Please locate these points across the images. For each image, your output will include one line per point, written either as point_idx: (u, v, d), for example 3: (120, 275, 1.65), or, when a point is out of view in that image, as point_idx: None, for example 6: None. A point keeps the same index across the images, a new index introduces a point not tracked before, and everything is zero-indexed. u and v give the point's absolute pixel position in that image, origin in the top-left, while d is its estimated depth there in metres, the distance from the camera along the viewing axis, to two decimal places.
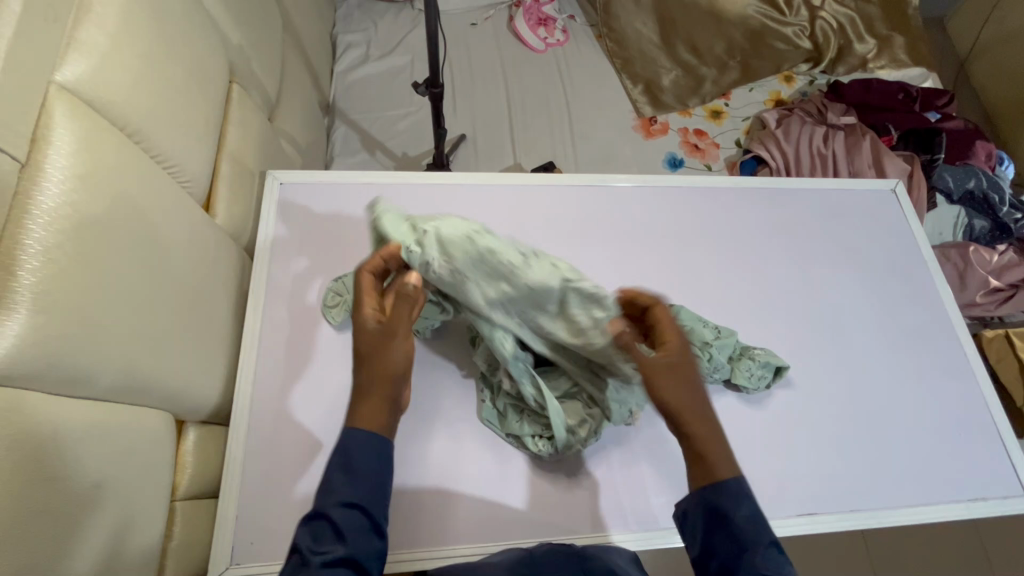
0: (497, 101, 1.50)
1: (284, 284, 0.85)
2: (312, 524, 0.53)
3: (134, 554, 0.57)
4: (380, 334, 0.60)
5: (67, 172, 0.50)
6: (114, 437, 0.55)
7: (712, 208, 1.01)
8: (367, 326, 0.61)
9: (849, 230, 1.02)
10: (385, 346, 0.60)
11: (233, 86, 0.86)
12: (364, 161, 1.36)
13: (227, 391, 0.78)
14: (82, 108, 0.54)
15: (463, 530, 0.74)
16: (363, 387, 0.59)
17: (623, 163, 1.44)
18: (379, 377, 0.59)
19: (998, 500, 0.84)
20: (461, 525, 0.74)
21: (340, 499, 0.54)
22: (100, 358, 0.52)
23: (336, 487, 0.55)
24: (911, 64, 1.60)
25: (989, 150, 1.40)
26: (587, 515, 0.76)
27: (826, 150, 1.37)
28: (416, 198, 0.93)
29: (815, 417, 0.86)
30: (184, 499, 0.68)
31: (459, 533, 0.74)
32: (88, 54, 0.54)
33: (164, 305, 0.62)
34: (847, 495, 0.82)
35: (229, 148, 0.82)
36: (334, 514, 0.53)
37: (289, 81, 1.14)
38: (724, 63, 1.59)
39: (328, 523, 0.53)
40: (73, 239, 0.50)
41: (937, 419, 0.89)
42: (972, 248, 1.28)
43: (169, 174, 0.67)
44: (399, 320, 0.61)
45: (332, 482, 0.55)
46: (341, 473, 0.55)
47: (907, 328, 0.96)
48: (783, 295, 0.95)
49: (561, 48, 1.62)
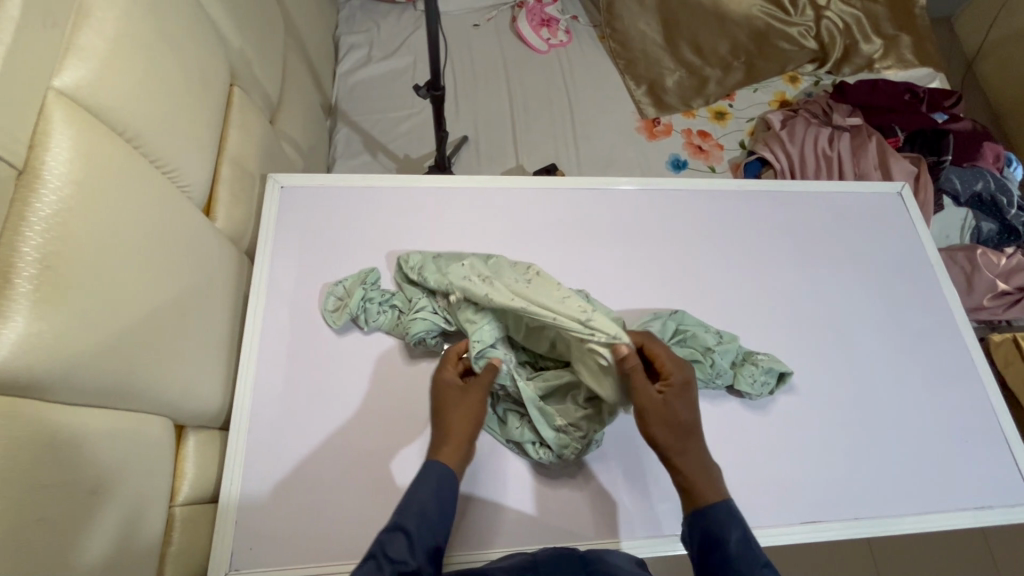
0: (499, 103, 1.50)
1: (285, 287, 0.84)
2: (388, 535, 0.60)
3: (133, 560, 0.57)
4: (463, 392, 0.72)
5: (64, 178, 0.50)
6: (111, 443, 0.54)
7: (715, 211, 1.00)
8: (449, 386, 0.73)
9: (854, 233, 1.01)
10: (464, 397, 0.72)
11: (234, 90, 0.86)
12: (366, 163, 1.36)
13: (227, 395, 0.78)
14: (80, 112, 0.53)
15: (470, 535, 0.74)
16: (449, 431, 0.70)
17: (626, 164, 1.44)
18: (461, 424, 0.70)
19: (1006, 508, 0.83)
20: (467, 531, 0.74)
21: (417, 520, 0.62)
22: (98, 364, 0.52)
23: (411, 508, 0.63)
24: (918, 64, 1.58)
25: (997, 152, 1.38)
26: (592, 521, 0.76)
27: (831, 152, 1.36)
28: (417, 201, 0.93)
29: (820, 423, 0.85)
30: (184, 504, 0.68)
31: (466, 538, 0.73)
32: (87, 59, 0.54)
33: (163, 311, 0.62)
34: (852, 502, 0.81)
35: (230, 152, 0.82)
36: (410, 530, 0.61)
37: (291, 84, 1.14)
38: (729, 64, 1.58)
39: (404, 539, 0.60)
40: (69, 245, 0.50)
41: (943, 424, 0.88)
42: (979, 251, 1.26)
43: (170, 179, 0.67)
44: (480, 382, 0.72)
45: (409, 502, 0.63)
46: (427, 496, 0.64)
47: (913, 333, 0.95)
48: (787, 298, 0.94)
49: (564, 49, 1.61)
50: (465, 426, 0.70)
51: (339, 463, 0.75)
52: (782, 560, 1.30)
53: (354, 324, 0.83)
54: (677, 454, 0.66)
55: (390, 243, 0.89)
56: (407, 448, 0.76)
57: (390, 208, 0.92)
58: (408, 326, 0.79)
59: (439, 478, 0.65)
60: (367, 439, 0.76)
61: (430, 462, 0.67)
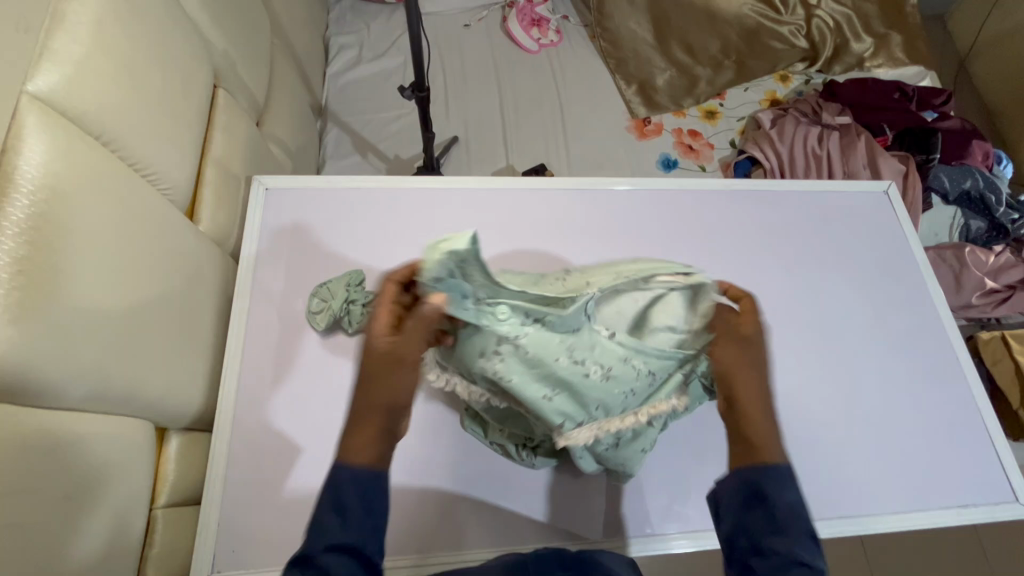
0: (490, 103, 1.50)
1: (270, 289, 0.84)
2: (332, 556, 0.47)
3: (111, 562, 0.57)
4: (387, 363, 0.51)
5: (35, 183, 0.50)
6: (88, 449, 0.54)
7: (701, 210, 1.00)
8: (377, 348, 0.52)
9: (840, 232, 1.02)
10: (393, 371, 0.51)
11: (217, 92, 0.86)
12: (356, 163, 1.36)
13: (211, 397, 0.78)
14: (55, 117, 0.54)
15: (457, 536, 0.74)
16: (358, 414, 0.52)
17: (616, 164, 1.44)
18: (378, 407, 0.51)
19: (989, 505, 0.83)
20: (454, 532, 0.74)
21: (364, 532, 0.49)
22: (74, 368, 0.52)
23: (350, 513, 0.49)
24: (909, 63, 1.58)
25: (987, 150, 1.38)
26: (579, 520, 0.76)
27: (820, 151, 1.36)
28: (403, 202, 0.93)
29: (805, 422, 0.86)
30: (166, 506, 0.68)
31: (454, 538, 0.74)
32: (61, 64, 0.54)
33: (142, 313, 0.62)
34: (836, 501, 0.81)
35: (214, 154, 0.82)
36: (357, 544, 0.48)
37: (279, 85, 1.14)
38: (719, 63, 1.58)
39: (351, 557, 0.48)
40: (42, 249, 0.50)
41: (927, 423, 0.88)
42: (967, 249, 1.26)
43: (148, 181, 0.67)
44: (411, 348, 0.51)
45: (345, 505, 0.49)
46: (368, 508, 0.50)
47: (899, 332, 0.95)
48: (773, 298, 0.94)
49: (555, 48, 1.61)
50: (378, 411, 0.51)
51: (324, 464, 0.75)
52: None
53: (337, 326, 0.83)
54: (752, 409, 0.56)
55: (376, 244, 0.90)
56: None
57: (376, 209, 0.92)
58: None
59: (358, 478, 0.50)
60: None
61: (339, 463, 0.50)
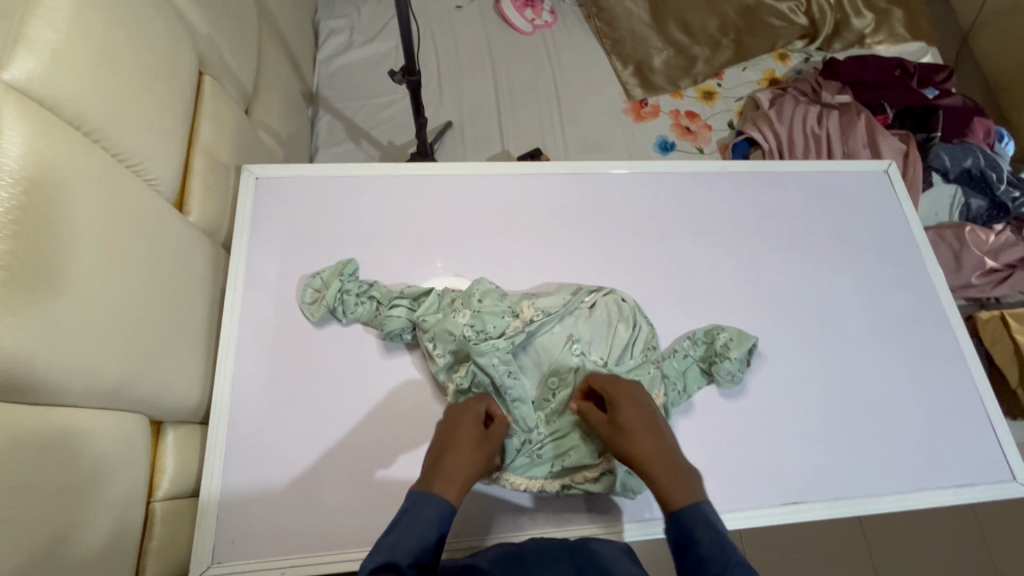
0: (484, 87, 1.47)
1: (263, 279, 0.84)
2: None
3: (109, 556, 0.57)
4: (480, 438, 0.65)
5: (15, 175, 0.49)
6: (82, 443, 0.54)
7: (699, 193, 0.98)
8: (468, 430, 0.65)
9: (839, 213, 1.00)
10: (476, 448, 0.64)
11: (203, 79, 0.84)
12: (349, 151, 1.34)
13: (206, 389, 0.77)
14: (31, 106, 0.52)
15: (458, 526, 0.74)
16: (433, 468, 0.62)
17: (613, 147, 1.42)
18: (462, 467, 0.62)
19: (987, 484, 0.83)
20: (455, 522, 0.74)
21: (412, 559, 0.53)
22: (65, 362, 0.52)
23: (406, 544, 0.54)
24: (910, 39, 1.56)
25: (988, 127, 1.37)
26: (581, 508, 0.77)
27: (819, 130, 1.35)
28: (396, 189, 0.92)
29: (804, 405, 0.85)
30: (166, 499, 0.68)
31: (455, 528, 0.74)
32: (37, 51, 0.53)
33: (133, 306, 0.62)
34: (834, 483, 0.81)
35: (202, 143, 0.80)
36: (404, 569, 0.52)
37: (268, 71, 1.11)
38: (717, 42, 1.55)
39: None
40: (26, 242, 0.49)
41: (926, 403, 0.88)
42: (968, 228, 1.25)
43: (135, 173, 0.66)
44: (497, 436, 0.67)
45: (404, 537, 0.54)
46: (428, 543, 0.55)
47: (897, 314, 0.94)
48: (771, 281, 0.94)
49: (549, 30, 1.58)
50: (469, 470, 0.62)
51: (322, 454, 0.75)
52: (773, 540, 1.31)
53: (332, 316, 0.82)
54: (653, 468, 0.64)
55: (370, 233, 0.88)
56: (391, 437, 0.77)
57: (369, 197, 0.91)
58: (384, 322, 0.79)
59: (439, 514, 0.57)
60: (350, 430, 0.77)
61: (434, 497, 0.58)
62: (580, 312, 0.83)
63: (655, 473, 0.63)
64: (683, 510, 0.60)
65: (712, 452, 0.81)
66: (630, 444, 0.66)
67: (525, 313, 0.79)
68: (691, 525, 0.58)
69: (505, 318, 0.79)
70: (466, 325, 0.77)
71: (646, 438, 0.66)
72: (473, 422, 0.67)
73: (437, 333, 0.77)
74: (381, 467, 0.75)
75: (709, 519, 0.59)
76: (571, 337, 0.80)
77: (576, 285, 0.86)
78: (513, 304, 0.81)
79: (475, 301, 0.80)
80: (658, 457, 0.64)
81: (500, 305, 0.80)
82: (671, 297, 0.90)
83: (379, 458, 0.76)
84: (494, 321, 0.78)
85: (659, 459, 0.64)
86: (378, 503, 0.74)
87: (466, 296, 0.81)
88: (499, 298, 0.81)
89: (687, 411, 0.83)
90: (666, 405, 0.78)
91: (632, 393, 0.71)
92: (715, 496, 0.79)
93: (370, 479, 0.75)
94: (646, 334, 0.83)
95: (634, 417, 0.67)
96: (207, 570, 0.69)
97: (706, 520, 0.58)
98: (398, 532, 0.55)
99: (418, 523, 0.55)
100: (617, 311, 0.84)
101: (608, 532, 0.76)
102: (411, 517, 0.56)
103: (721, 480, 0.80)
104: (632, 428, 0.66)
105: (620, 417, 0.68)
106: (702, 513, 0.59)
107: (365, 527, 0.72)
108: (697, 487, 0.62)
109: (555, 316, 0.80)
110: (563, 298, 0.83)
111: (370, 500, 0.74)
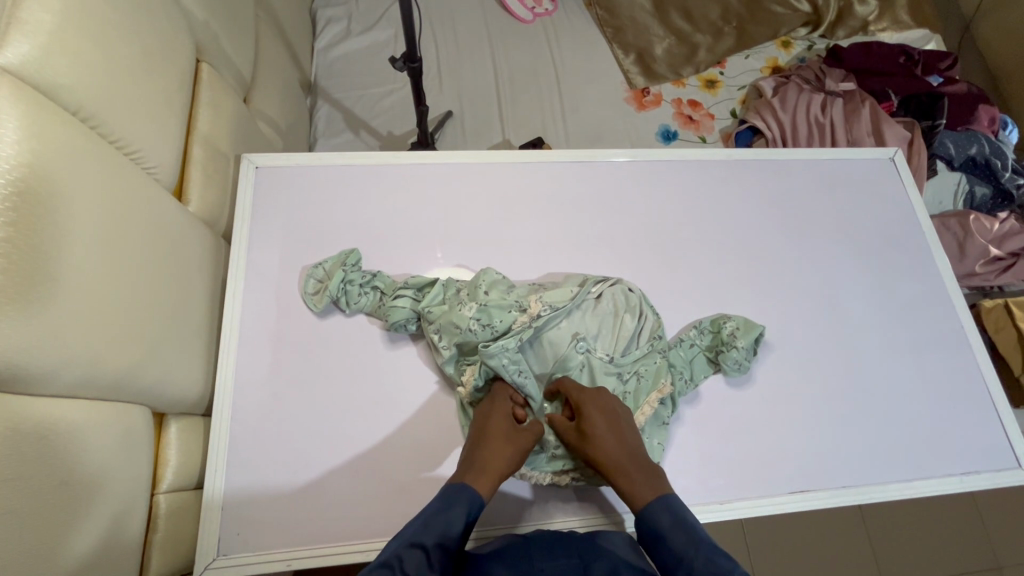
0: (484, 76, 1.45)
1: (265, 270, 0.83)
2: (410, 551, 0.52)
3: (113, 549, 0.56)
4: (513, 432, 0.68)
5: (13, 161, 0.48)
6: (84, 435, 0.53)
7: (704, 181, 0.97)
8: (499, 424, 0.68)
9: (845, 201, 1.00)
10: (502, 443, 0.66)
11: (201, 66, 0.82)
12: (348, 141, 1.33)
13: (208, 382, 0.76)
14: (25, 90, 0.51)
15: None
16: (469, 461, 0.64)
17: (615, 136, 1.40)
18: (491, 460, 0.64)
19: (992, 472, 0.83)
20: None
21: (440, 538, 0.54)
22: (66, 353, 0.51)
23: (437, 525, 0.56)
24: (913, 26, 1.55)
25: (992, 115, 1.36)
26: (587, 500, 0.76)
27: (824, 119, 1.33)
28: (398, 179, 0.90)
29: (810, 394, 0.85)
30: (169, 492, 0.68)
31: None
32: (31, 34, 0.51)
33: (133, 296, 0.61)
34: (840, 471, 0.81)
35: (200, 132, 0.79)
36: (431, 547, 0.53)
37: (265, 60, 1.09)
38: (720, 29, 1.53)
39: (423, 554, 0.52)
40: (23, 230, 0.48)
41: (932, 391, 0.88)
42: (972, 216, 1.25)
43: (132, 160, 0.65)
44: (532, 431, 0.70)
45: (434, 518, 0.56)
46: (458, 525, 0.56)
47: (903, 302, 0.94)
48: (776, 269, 0.93)
49: (550, 18, 1.56)
50: (504, 463, 0.65)
51: (327, 446, 0.75)
52: (775, 530, 1.31)
53: (335, 307, 0.81)
54: (616, 469, 0.65)
55: (372, 223, 0.87)
56: (396, 429, 0.76)
57: (370, 187, 0.89)
58: (388, 312, 0.78)
59: (470, 501, 0.59)
60: (354, 422, 0.76)
61: (466, 484, 0.61)
62: (586, 304, 0.82)
63: (619, 478, 0.65)
64: (647, 510, 0.61)
65: (718, 441, 0.81)
66: (593, 450, 0.67)
67: (532, 308, 0.77)
68: (659, 523, 0.59)
69: (512, 312, 0.77)
70: (473, 319, 0.76)
71: (609, 444, 0.67)
72: (504, 418, 0.70)
73: (443, 325, 0.76)
74: (386, 458, 0.75)
75: (676, 514, 0.60)
76: (577, 332, 0.79)
77: (582, 276, 0.85)
78: (520, 297, 0.79)
79: (481, 293, 0.78)
80: (619, 463, 0.65)
81: (506, 298, 0.78)
82: (676, 286, 0.89)
83: (384, 449, 0.75)
84: (501, 314, 0.77)
85: (622, 460, 0.65)
86: (384, 495, 0.73)
87: (472, 287, 0.80)
88: (505, 290, 0.80)
89: (694, 401, 0.83)
90: (672, 395, 0.78)
91: (596, 396, 0.71)
92: (722, 485, 0.78)
93: (375, 471, 0.74)
94: (653, 323, 0.83)
95: (598, 422, 0.68)
96: (212, 563, 0.68)
97: (672, 515, 0.59)
98: (428, 515, 0.57)
99: (449, 507, 0.58)
100: (624, 301, 0.83)
101: (614, 524, 0.75)
102: (444, 502, 0.58)
103: (727, 469, 0.79)
104: (597, 434, 0.67)
105: (585, 423, 0.68)
106: (663, 507, 0.60)
107: (371, 518, 0.72)
108: (660, 487, 0.63)
109: (562, 311, 0.79)
110: (570, 291, 0.81)
111: (375, 492, 0.73)
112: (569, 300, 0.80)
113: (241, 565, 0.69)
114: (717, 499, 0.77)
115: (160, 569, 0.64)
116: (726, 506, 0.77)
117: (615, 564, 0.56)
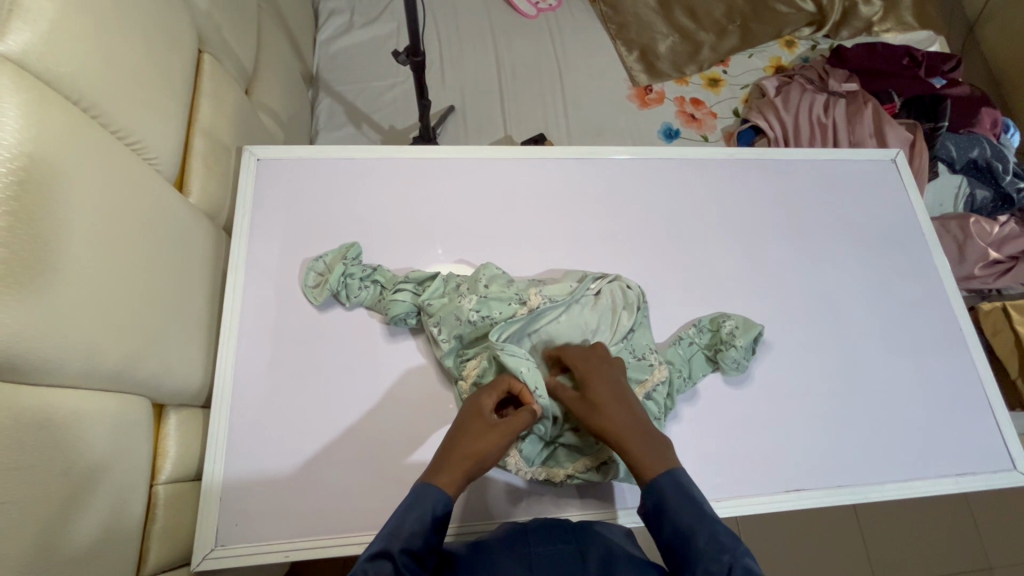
0: (487, 71, 1.45)
1: (265, 262, 0.83)
2: (374, 564, 0.52)
3: (112, 538, 0.57)
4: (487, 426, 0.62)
5: (14, 150, 0.48)
6: (83, 424, 0.53)
7: (707, 179, 0.97)
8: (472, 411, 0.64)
9: (845, 203, 1.00)
10: (465, 439, 0.61)
11: (203, 57, 0.82)
12: (350, 135, 1.32)
13: (207, 374, 0.77)
14: (28, 79, 0.51)
15: (465, 511, 0.74)
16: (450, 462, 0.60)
17: (616, 135, 1.40)
18: (471, 461, 0.60)
19: (986, 473, 0.84)
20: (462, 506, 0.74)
21: (405, 544, 0.54)
22: (68, 341, 0.51)
23: (402, 531, 0.55)
24: (918, 27, 1.55)
25: (995, 117, 1.36)
26: (584, 494, 0.77)
27: (826, 119, 1.33)
28: (400, 174, 0.90)
29: (810, 395, 0.85)
30: (168, 483, 0.68)
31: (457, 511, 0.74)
32: (33, 23, 0.51)
33: (133, 288, 0.61)
34: (837, 472, 0.81)
35: (201, 123, 0.79)
36: (396, 555, 0.53)
37: (268, 50, 1.09)
38: (724, 28, 1.53)
39: (389, 565, 0.52)
40: (24, 218, 0.48)
41: (930, 392, 0.88)
42: (972, 219, 1.25)
43: (134, 152, 0.65)
44: (512, 421, 0.63)
45: (401, 524, 0.55)
46: (423, 526, 0.55)
47: (901, 305, 0.94)
48: (776, 270, 0.93)
49: (553, 13, 1.56)
50: (480, 461, 0.60)
51: (325, 439, 0.75)
52: (770, 529, 1.32)
53: (335, 300, 0.81)
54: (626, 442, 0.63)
55: (372, 218, 0.87)
56: (394, 424, 0.76)
57: (372, 181, 0.89)
58: (388, 306, 0.78)
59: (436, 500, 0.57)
60: (351, 415, 0.76)
61: (434, 489, 0.58)
62: (586, 299, 0.82)
63: (632, 447, 0.62)
64: (669, 475, 0.60)
65: (718, 441, 0.81)
66: (602, 416, 0.65)
67: (532, 301, 0.78)
68: (677, 502, 0.58)
69: (512, 305, 0.78)
70: (473, 310, 0.77)
71: (616, 409, 0.65)
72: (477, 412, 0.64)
73: (443, 317, 0.77)
74: (384, 453, 0.75)
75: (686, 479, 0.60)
76: (579, 325, 0.79)
77: (582, 274, 0.85)
78: (520, 290, 0.81)
79: (481, 286, 0.79)
80: (628, 427, 0.64)
81: (506, 291, 0.79)
82: (676, 284, 0.90)
83: (382, 442, 0.75)
84: (500, 302, 0.78)
85: (629, 434, 0.63)
86: (382, 487, 0.73)
87: (473, 281, 0.80)
88: (506, 284, 0.81)
89: (692, 399, 0.83)
90: (660, 390, 0.78)
91: (600, 358, 0.71)
92: (720, 483, 0.79)
93: (374, 464, 0.74)
94: (641, 323, 0.82)
95: (603, 391, 0.67)
96: (211, 553, 0.69)
97: (686, 485, 0.59)
98: (398, 522, 0.55)
99: (416, 510, 0.56)
100: (622, 297, 0.83)
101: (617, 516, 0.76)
102: (410, 505, 0.57)
103: (725, 467, 0.80)
104: (603, 400, 0.66)
105: (590, 391, 0.67)
106: (683, 478, 0.60)
107: (369, 511, 0.72)
108: (671, 455, 0.62)
109: (561, 304, 0.80)
110: (569, 286, 0.82)
111: (371, 486, 0.73)
112: (572, 297, 0.80)
113: (239, 555, 0.69)
114: (715, 496, 0.78)
115: (158, 561, 0.65)
116: (723, 503, 0.77)
117: (613, 548, 0.56)
